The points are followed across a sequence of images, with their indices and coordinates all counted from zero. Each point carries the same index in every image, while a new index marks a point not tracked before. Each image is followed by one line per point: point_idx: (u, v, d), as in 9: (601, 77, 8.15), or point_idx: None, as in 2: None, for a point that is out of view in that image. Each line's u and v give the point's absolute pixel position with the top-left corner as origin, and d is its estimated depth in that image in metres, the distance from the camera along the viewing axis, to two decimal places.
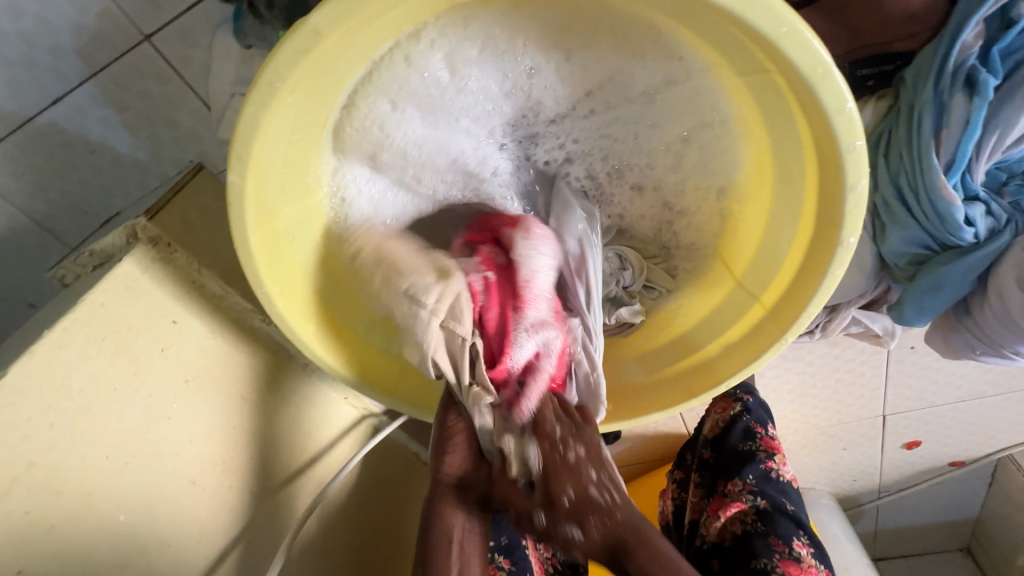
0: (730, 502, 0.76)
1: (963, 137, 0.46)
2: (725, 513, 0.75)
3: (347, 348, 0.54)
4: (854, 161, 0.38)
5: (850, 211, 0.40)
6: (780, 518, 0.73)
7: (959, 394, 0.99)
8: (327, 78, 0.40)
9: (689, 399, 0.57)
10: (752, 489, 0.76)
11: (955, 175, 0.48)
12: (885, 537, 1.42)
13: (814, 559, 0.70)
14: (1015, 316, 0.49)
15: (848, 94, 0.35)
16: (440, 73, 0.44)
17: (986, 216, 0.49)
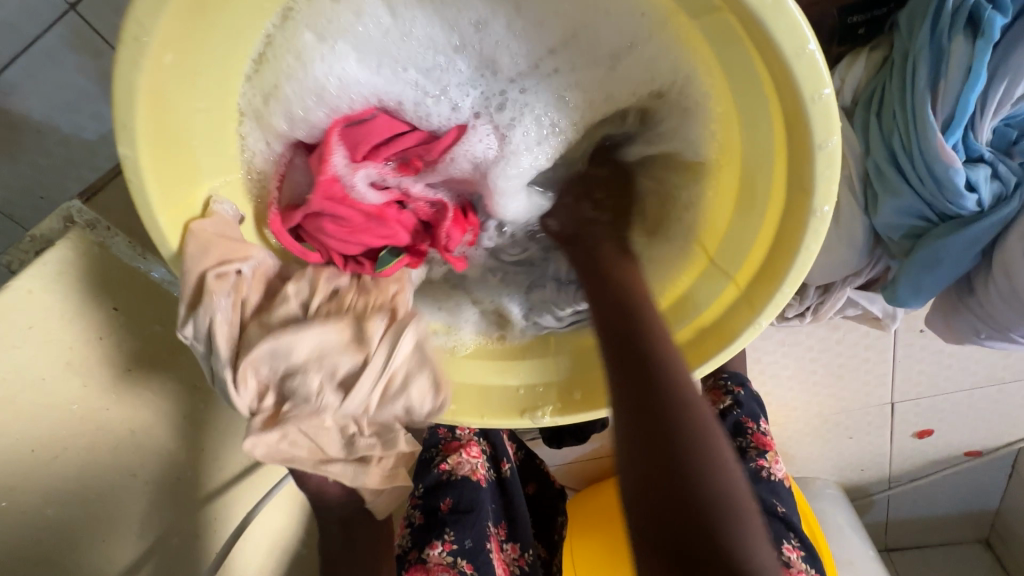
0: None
1: (964, 88, 0.40)
2: None
3: None
4: (822, 113, 0.32)
5: (819, 174, 0.35)
6: (769, 521, 0.68)
7: (974, 379, 0.92)
8: (207, 29, 0.36)
9: None
10: None
11: (956, 134, 0.41)
12: (897, 528, 1.36)
13: (803, 564, 0.66)
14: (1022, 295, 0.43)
15: (809, 33, 0.30)
16: (376, 12, 0.43)
17: (991, 179, 0.43)
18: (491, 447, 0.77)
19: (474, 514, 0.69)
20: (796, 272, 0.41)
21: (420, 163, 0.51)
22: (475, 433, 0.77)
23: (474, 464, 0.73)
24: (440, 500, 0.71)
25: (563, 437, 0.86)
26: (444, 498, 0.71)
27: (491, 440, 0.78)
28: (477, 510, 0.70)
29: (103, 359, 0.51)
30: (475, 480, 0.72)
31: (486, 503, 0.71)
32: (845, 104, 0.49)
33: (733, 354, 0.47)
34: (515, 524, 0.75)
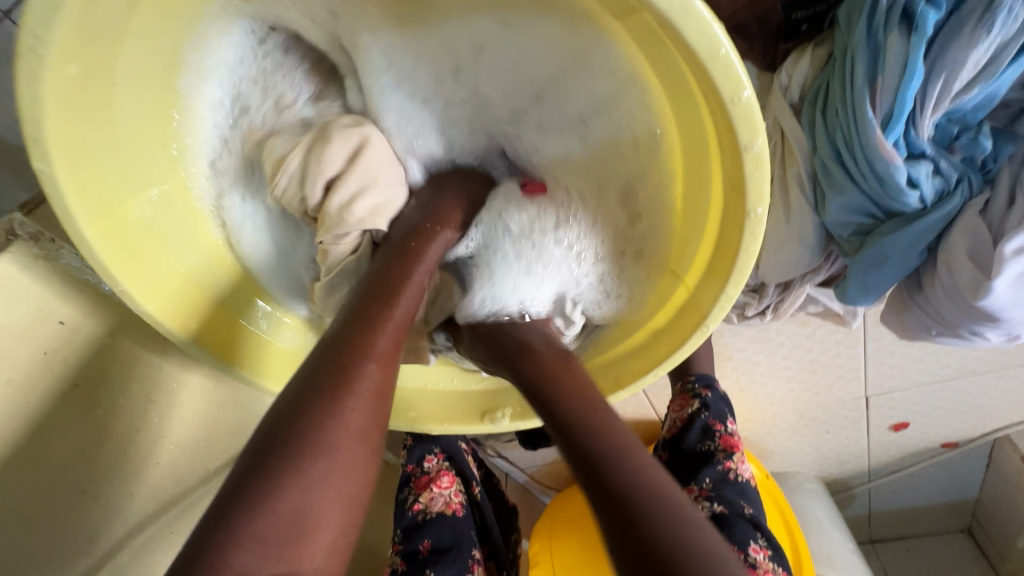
0: None
1: (901, 85, 0.39)
2: None
3: (212, 331, 0.50)
4: (741, 113, 0.31)
5: (750, 175, 0.34)
6: (736, 522, 0.67)
7: (945, 372, 0.92)
8: (111, 35, 0.35)
9: (616, 390, 0.51)
10: (709, 495, 0.69)
11: (895, 131, 0.41)
12: (880, 519, 1.37)
13: (771, 563, 0.65)
14: (965, 292, 0.42)
15: (722, 36, 0.29)
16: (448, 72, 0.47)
17: (934, 175, 0.42)
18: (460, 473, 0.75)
19: (455, 551, 0.68)
20: (740, 273, 0.41)
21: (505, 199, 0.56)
22: (443, 463, 0.75)
23: (447, 496, 0.72)
24: (419, 543, 0.69)
25: (539, 439, 0.94)
26: (423, 539, 0.69)
27: (458, 465, 0.76)
28: (457, 546, 0.69)
29: (51, 375, 0.50)
30: (450, 514, 0.71)
31: (467, 533, 0.71)
32: (793, 103, 0.49)
33: (689, 351, 0.48)
34: (493, 544, 0.74)
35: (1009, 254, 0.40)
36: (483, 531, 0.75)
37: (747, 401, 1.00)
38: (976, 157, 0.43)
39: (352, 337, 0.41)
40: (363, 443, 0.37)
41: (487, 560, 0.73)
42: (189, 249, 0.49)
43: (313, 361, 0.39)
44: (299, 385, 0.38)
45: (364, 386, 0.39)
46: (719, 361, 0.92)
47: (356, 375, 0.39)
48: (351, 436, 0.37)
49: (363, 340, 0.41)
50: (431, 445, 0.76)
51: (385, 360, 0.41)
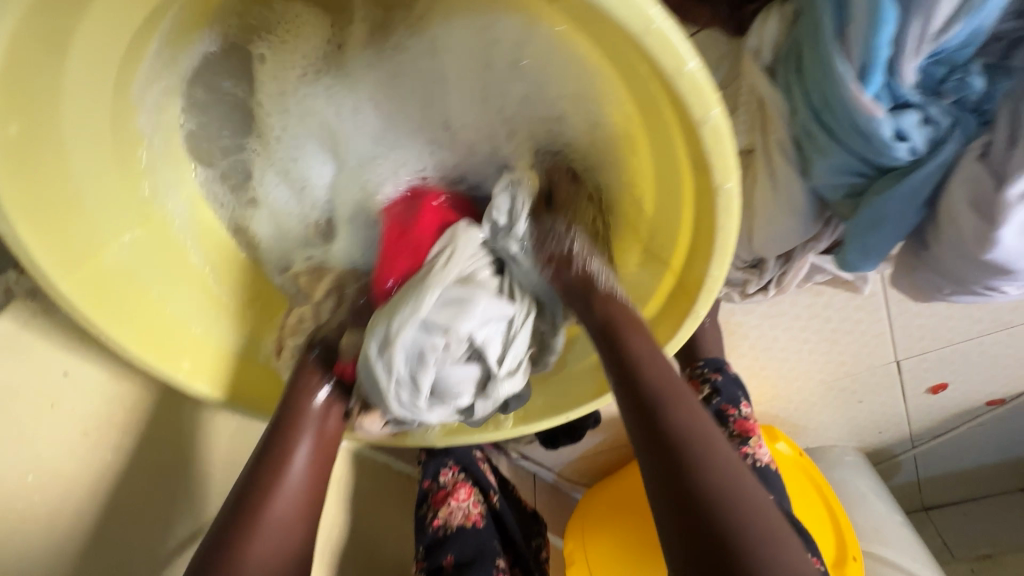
0: None
1: (872, 32, 0.36)
2: None
3: (201, 363, 0.50)
4: (689, 87, 0.29)
5: (711, 149, 0.32)
6: None
7: (981, 327, 0.87)
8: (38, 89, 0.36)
9: None
10: None
11: (874, 82, 0.38)
12: (931, 485, 1.33)
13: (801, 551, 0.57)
14: (970, 245, 0.39)
15: (653, 7, 0.27)
16: (384, 131, 0.53)
17: (923, 124, 0.39)
18: (476, 482, 0.74)
19: (479, 563, 0.65)
20: (724, 252, 0.39)
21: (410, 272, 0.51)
22: (459, 475, 0.74)
23: (466, 508, 0.70)
24: (442, 557, 0.66)
25: (557, 437, 0.94)
26: (446, 553, 0.66)
27: (473, 474, 0.75)
28: (480, 557, 0.66)
29: (61, 424, 0.51)
30: (470, 525, 0.69)
31: (489, 544, 0.68)
32: (766, 65, 0.46)
33: (685, 338, 0.46)
34: (516, 550, 0.72)
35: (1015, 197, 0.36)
36: (505, 540, 0.73)
37: (771, 376, 0.97)
38: (968, 98, 0.39)
39: (287, 420, 0.48)
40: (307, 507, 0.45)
41: (510, 567, 0.70)
42: (174, 285, 0.50)
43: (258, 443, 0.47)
44: (233, 501, 0.44)
45: (294, 475, 0.46)
46: (734, 341, 0.89)
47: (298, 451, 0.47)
48: (263, 534, 0.42)
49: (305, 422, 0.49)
50: (444, 459, 0.75)
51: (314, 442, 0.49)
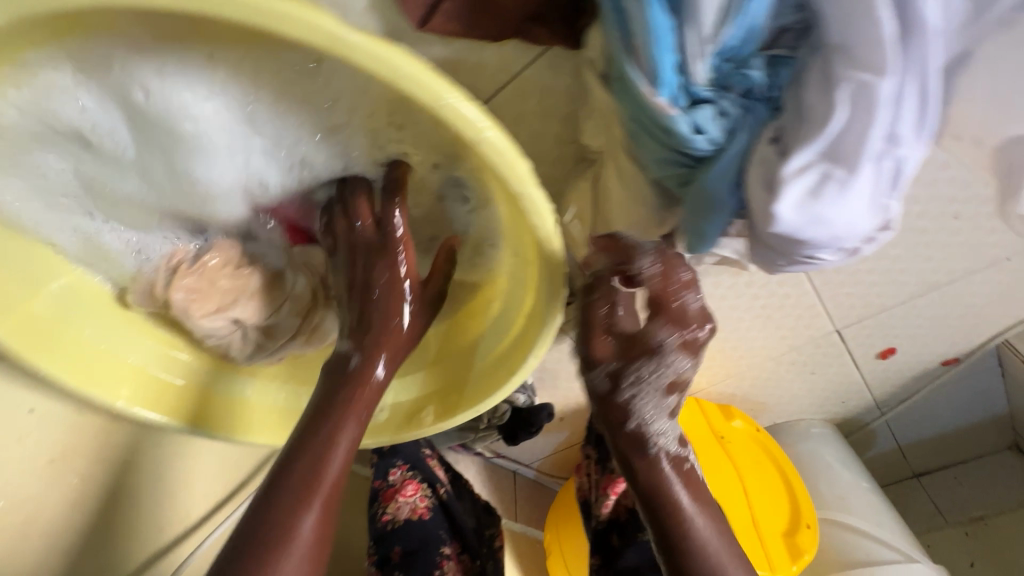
0: (616, 478, 0.67)
1: (651, 42, 0.41)
2: (614, 490, 0.67)
3: (133, 385, 0.58)
4: (453, 115, 0.35)
5: (496, 161, 0.38)
6: None
7: (911, 290, 0.88)
8: None
9: (509, 377, 0.57)
10: None
11: (666, 84, 0.42)
12: (914, 450, 1.34)
13: None
14: (761, 223, 0.42)
15: (404, 60, 0.33)
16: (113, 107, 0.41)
17: (718, 116, 0.43)
18: (425, 476, 0.78)
19: (423, 552, 0.71)
20: (551, 246, 0.45)
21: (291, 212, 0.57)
22: (408, 473, 0.78)
23: (413, 502, 0.75)
24: (392, 547, 0.72)
25: (515, 431, 1.00)
26: (394, 545, 0.72)
27: (421, 471, 0.79)
28: (424, 547, 0.72)
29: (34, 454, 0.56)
30: (416, 518, 0.74)
31: (435, 535, 0.74)
32: (601, 72, 0.51)
33: (554, 327, 0.53)
34: (464, 537, 0.77)
35: (795, 171, 0.39)
36: (455, 529, 0.77)
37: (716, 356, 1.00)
38: (756, 89, 0.43)
39: (311, 451, 0.50)
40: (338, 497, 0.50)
41: (458, 553, 0.75)
42: (109, 323, 0.58)
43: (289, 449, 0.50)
44: (262, 501, 0.49)
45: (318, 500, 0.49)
46: None
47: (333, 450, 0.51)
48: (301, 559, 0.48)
49: (335, 424, 0.51)
50: (393, 458, 0.79)
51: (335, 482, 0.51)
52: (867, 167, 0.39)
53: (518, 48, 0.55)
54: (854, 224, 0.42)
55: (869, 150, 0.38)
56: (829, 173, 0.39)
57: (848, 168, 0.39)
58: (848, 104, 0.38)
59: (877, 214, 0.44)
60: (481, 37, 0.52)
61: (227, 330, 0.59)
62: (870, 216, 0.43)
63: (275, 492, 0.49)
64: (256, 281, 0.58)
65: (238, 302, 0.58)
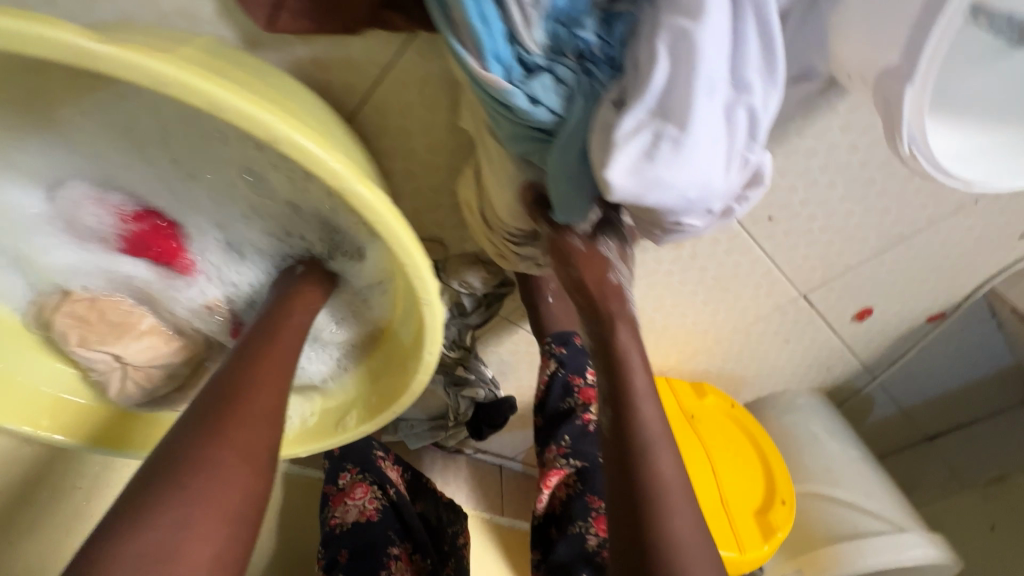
0: (548, 472, 0.68)
1: (467, 13, 0.38)
2: (548, 484, 0.68)
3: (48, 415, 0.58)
4: (237, 115, 0.35)
5: (303, 161, 0.37)
6: (597, 474, 0.66)
7: (875, 246, 0.82)
8: None
9: (413, 376, 0.56)
10: (566, 452, 0.67)
11: (494, 56, 0.40)
12: (920, 414, 1.26)
13: None
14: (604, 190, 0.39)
15: (172, 72, 0.32)
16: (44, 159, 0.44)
17: (555, 84, 0.40)
18: (376, 479, 0.76)
19: (370, 554, 0.69)
20: (400, 242, 0.42)
21: (166, 249, 0.52)
22: (357, 475, 0.77)
23: (361, 505, 0.73)
24: (339, 551, 0.71)
25: (479, 427, 0.98)
26: (342, 549, 0.71)
27: (372, 474, 0.77)
28: (373, 549, 0.70)
29: None
30: (364, 521, 0.72)
31: (383, 536, 0.71)
32: None
33: (440, 320, 0.50)
34: (415, 537, 0.75)
35: (626, 133, 0.37)
36: (406, 529, 0.76)
37: (678, 333, 0.96)
38: (592, 51, 0.40)
39: (253, 350, 0.51)
40: (248, 465, 0.44)
41: (410, 554, 0.73)
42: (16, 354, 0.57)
43: (193, 409, 0.46)
44: (194, 409, 0.45)
45: (251, 412, 0.46)
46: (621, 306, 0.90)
47: (244, 412, 0.46)
48: (231, 451, 0.43)
49: (248, 382, 0.48)
50: (343, 462, 0.78)
51: (270, 388, 0.48)
52: (702, 121, 0.36)
53: (382, 37, 0.53)
54: (710, 183, 0.39)
55: (697, 102, 0.36)
56: (661, 132, 0.37)
57: (680, 125, 0.36)
58: (667, 58, 0.36)
59: (743, 171, 0.41)
60: (337, 30, 0.50)
61: (108, 367, 0.56)
62: (732, 174, 0.40)
63: (204, 407, 0.45)
64: (147, 325, 0.57)
65: (123, 340, 0.56)
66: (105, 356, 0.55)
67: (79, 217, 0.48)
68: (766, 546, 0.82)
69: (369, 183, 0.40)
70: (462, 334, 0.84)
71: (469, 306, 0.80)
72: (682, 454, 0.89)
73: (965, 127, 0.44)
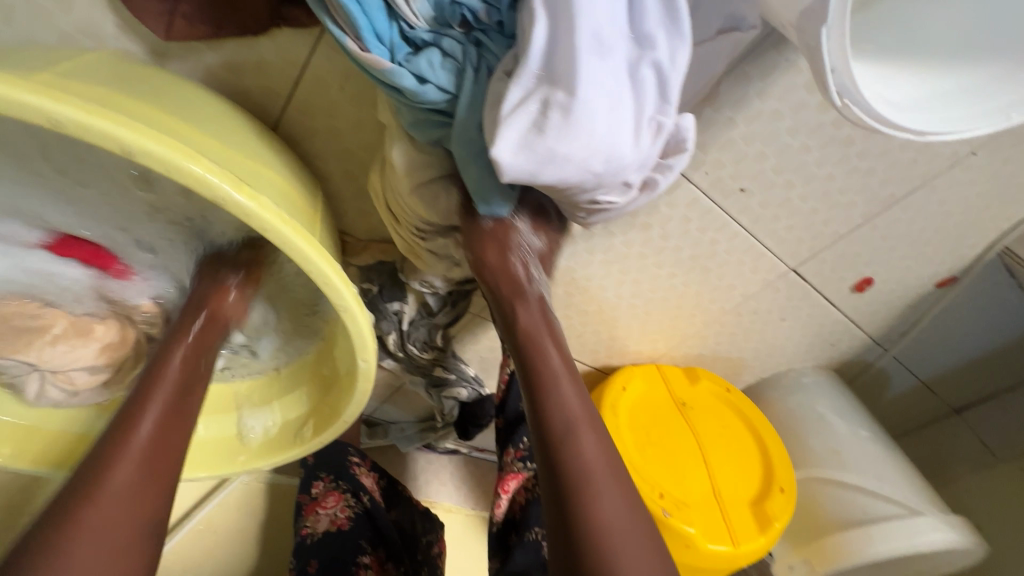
0: (506, 477, 0.69)
1: None
2: (506, 489, 0.70)
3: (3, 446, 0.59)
4: (75, 127, 0.32)
5: (166, 169, 0.34)
6: None
7: (866, 210, 0.76)
8: None
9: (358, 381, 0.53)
10: (523, 455, 0.70)
11: (374, 36, 0.37)
12: (949, 387, 1.16)
13: None
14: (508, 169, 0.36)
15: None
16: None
17: (443, 59, 0.38)
18: (348, 486, 0.76)
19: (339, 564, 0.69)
20: (295, 246, 0.39)
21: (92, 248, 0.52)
22: (331, 484, 0.77)
23: (332, 514, 0.74)
24: (310, 561, 0.71)
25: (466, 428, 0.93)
26: (311, 558, 0.70)
27: (345, 481, 0.77)
28: (341, 559, 0.70)
29: None
30: (335, 530, 0.72)
31: (353, 545, 0.71)
32: None
33: (365, 324, 0.46)
34: (388, 545, 0.75)
35: (514, 105, 0.35)
36: (380, 535, 0.75)
37: (663, 318, 0.91)
38: (478, 16, 0.37)
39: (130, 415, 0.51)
40: (104, 550, 0.44)
41: (382, 563, 0.73)
42: None
43: (48, 514, 0.45)
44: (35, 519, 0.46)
45: (113, 490, 0.47)
46: (596, 294, 0.86)
47: (105, 496, 0.46)
48: (86, 543, 0.44)
49: (110, 458, 0.48)
50: (317, 472, 0.78)
51: (140, 457, 0.49)
52: (592, 84, 0.33)
53: (290, 34, 0.50)
54: (614, 151, 0.36)
55: (582, 62, 0.33)
56: (550, 99, 0.34)
57: (568, 89, 0.33)
58: (546, 13, 0.33)
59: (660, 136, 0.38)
60: (237, 31, 0.48)
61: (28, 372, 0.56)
62: (643, 140, 0.37)
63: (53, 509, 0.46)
64: (59, 330, 0.56)
65: (37, 348, 0.55)
66: (18, 363, 0.55)
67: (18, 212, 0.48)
68: (762, 538, 0.78)
69: (248, 190, 0.37)
70: (433, 335, 0.78)
71: (435, 305, 0.75)
72: (669, 443, 0.85)
73: (910, 73, 0.40)
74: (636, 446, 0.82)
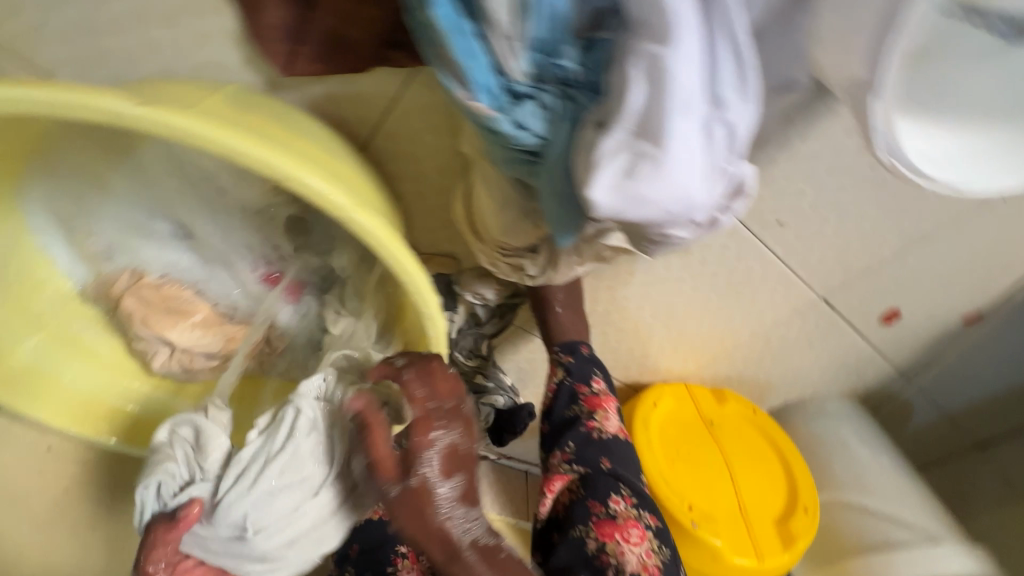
0: (553, 477, 0.71)
1: (454, 50, 0.42)
2: (551, 489, 0.71)
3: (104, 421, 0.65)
4: (247, 157, 0.39)
5: (309, 194, 0.42)
6: (598, 478, 0.68)
7: (897, 246, 0.80)
8: None
9: None
10: (569, 458, 0.70)
11: (481, 87, 0.43)
12: (972, 422, 1.18)
13: (634, 509, 0.67)
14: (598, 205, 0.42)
15: (192, 127, 0.37)
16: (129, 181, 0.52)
17: (539, 109, 0.44)
18: None
19: (380, 549, 0.76)
20: (403, 262, 0.46)
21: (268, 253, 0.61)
22: None
23: None
24: (352, 546, 0.78)
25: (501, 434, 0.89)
26: (354, 543, 0.77)
27: None
28: (382, 544, 0.76)
29: None
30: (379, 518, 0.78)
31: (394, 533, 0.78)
32: None
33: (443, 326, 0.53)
34: None
35: (608, 153, 0.40)
36: None
37: (694, 339, 0.96)
38: (571, 76, 0.43)
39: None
40: None
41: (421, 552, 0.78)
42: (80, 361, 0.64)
43: None
44: None
45: None
46: (634, 314, 0.91)
47: None
48: None
49: None
50: None
51: None
52: (681, 139, 0.38)
53: (386, 73, 0.57)
54: (691, 196, 0.40)
55: (673, 120, 0.38)
56: (639, 151, 0.39)
57: (655, 143, 0.39)
58: (642, 78, 0.38)
59: (724, 181, 0.43)
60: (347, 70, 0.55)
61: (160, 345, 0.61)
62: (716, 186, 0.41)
63: None
64: (200, 319, 0.61)
65: (179, 327, 0.60)
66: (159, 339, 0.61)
67: (199, 228, 0.58)
68: (786, 555, 0.81)
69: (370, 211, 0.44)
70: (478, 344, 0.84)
71: (483, 316, 0.81)
72: (698, 458, 0.89)
73: (948, 132, 0.45)
74: (666, 458, 0.87)
